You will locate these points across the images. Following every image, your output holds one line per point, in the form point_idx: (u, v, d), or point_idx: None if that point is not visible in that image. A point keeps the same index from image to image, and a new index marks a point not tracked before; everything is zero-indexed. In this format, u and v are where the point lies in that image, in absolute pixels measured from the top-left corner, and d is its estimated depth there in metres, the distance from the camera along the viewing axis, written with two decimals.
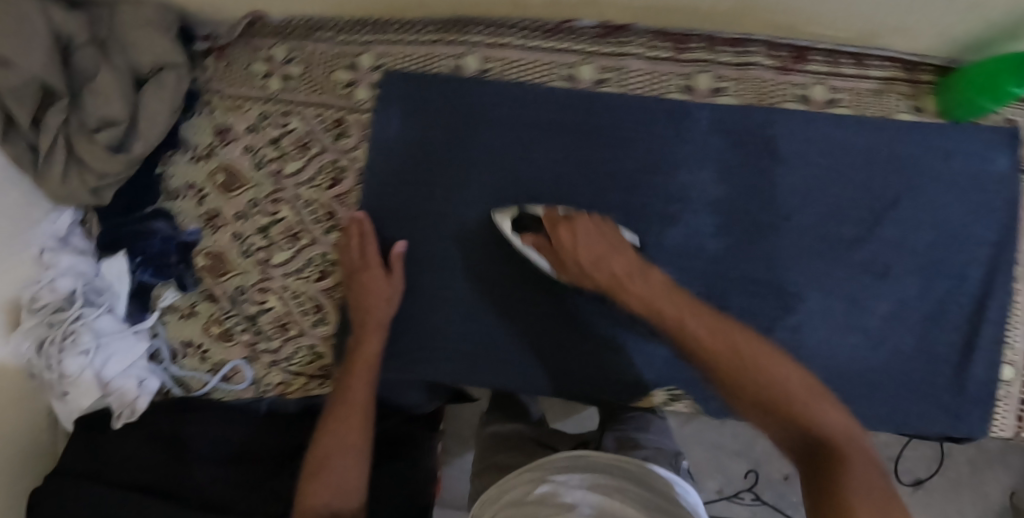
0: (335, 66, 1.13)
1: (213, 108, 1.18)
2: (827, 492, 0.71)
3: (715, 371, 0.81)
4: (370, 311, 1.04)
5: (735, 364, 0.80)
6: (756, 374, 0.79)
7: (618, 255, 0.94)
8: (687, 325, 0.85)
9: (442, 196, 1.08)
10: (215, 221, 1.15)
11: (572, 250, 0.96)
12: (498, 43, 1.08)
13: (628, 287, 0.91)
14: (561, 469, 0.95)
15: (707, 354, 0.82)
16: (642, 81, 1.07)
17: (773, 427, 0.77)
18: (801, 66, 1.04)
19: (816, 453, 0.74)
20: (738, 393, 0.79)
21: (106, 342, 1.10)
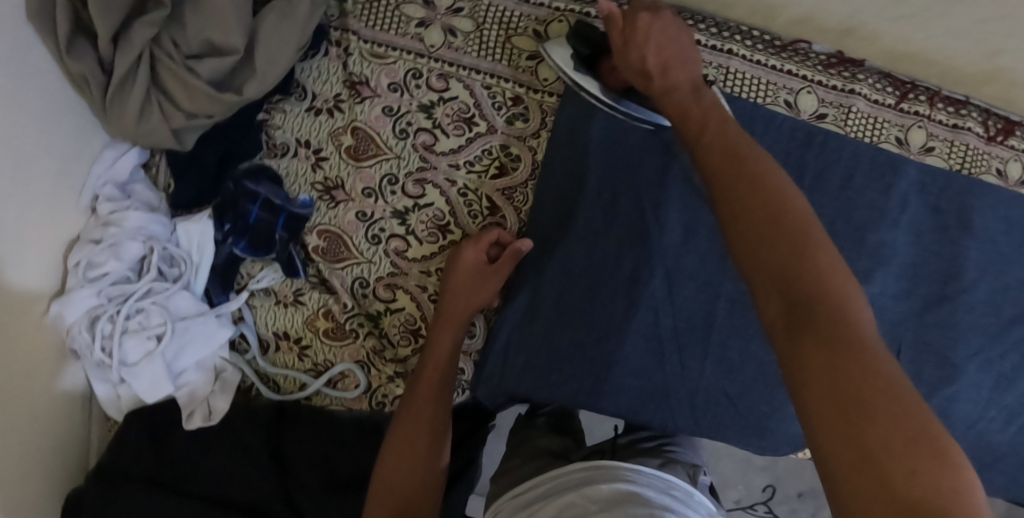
0: (513, 31, 0.91)
1: (346, 50, 0.93)
2: (825, 386, 0.49)
3: (742, 235, 0.59)
4: (461, 293, 0.88)
5: (737, 188, 0.61)
6: (768, 232, 0.57)
7: (686, 66, 0.75)
8: (713, 160, 0.65)
9: (633, 216, 0.91)
10: (335, 194, 0.93)
11: (642, 40, 0.74)
12: (719, 48, 0.92)
13: (675, 94, 0.72)
14: (581, 483, 0.73)
15: (728, 188, 0.61)
16: (862, 126, 0.95)
17: (784, 291, 0.55)
18: (1004, 140, 0.96)
19: (812, 318, 0.52)
20: (761, 243, 0.57)
21: (182, 327, 0.91)
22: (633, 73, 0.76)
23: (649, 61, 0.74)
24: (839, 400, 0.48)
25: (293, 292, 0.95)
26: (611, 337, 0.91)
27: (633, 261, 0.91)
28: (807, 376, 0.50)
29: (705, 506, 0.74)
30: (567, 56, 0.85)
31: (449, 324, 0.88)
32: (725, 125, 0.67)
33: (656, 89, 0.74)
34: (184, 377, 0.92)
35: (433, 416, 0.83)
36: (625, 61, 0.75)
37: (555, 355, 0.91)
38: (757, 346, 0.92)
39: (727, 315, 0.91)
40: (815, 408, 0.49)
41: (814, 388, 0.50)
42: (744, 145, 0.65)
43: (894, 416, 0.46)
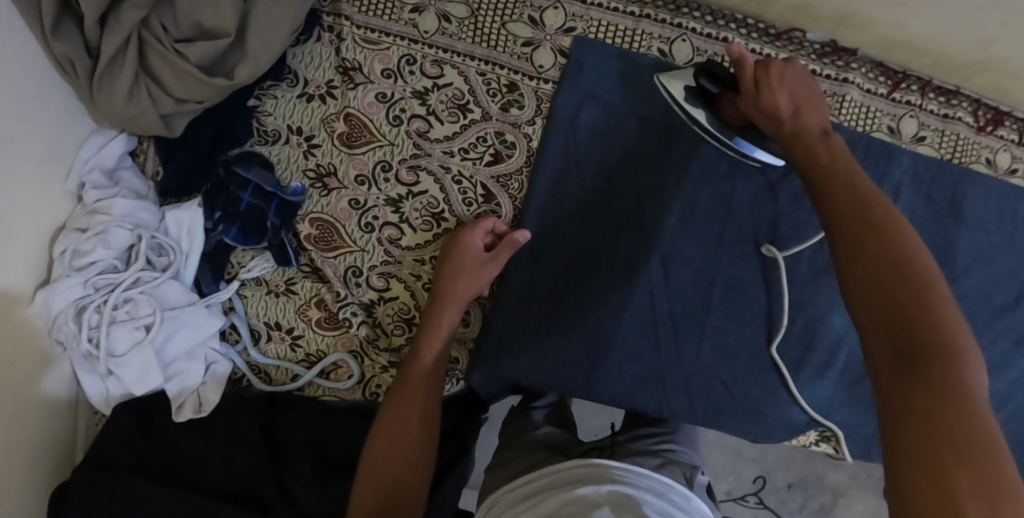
0: (509, 17, 0.91)
1: (338, 36, 0.92)
2: (925, 441, 0.49)
3: (866, 282, 0.58)
4: (457, 278, 0.87)
5: (863, 236, 0.60)
6: (898, 282, 0.57)
7: (818, 109, 0.75)
8: (835, 205, 0.64)
9: (629, 201, 0.91)
10: (327, 182, 0.92)
11: (771, 83, 0.75)
12: (715, 36, 0.92)
13: (805, 138, 0.71)
14: (579, 484, 0.71)
15: (850, 236, 0.61)
16: (856, 115, 0.95)
17: (896, 338, 0.54)
18: (993, 131, 0.97)
19: (921, 371, 0.52)
20: (885, 291, 0.57)
21: (171, 317, 0.89)
22: (765, 116, 0.75)
23: (785, 107, 0.74)
24: (930, 445, 0.49)
25: (285, 282, 0.94)
26: (608, 323, 0.91)
27: (629, 246, 0.91)
28: (906, 427, 0.51)
29: (702, 511, 0.74)
30: (684, 88, 0.86)
31: (442, 312, 0.86)
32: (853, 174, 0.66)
33: (786, 131, 0.73)
34: (173, 367, 0.90)
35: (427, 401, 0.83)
36: (754, 102, 0.75)
37: (551, 342, 0.91)
38: (752, 331, 0.92)
39: (724, 301, 0.91)
40: (906, 457, 0.49)
41: (907, 438, 0.50)
42: (870, 192, 0.64)
43: (967, 462, 0.48)
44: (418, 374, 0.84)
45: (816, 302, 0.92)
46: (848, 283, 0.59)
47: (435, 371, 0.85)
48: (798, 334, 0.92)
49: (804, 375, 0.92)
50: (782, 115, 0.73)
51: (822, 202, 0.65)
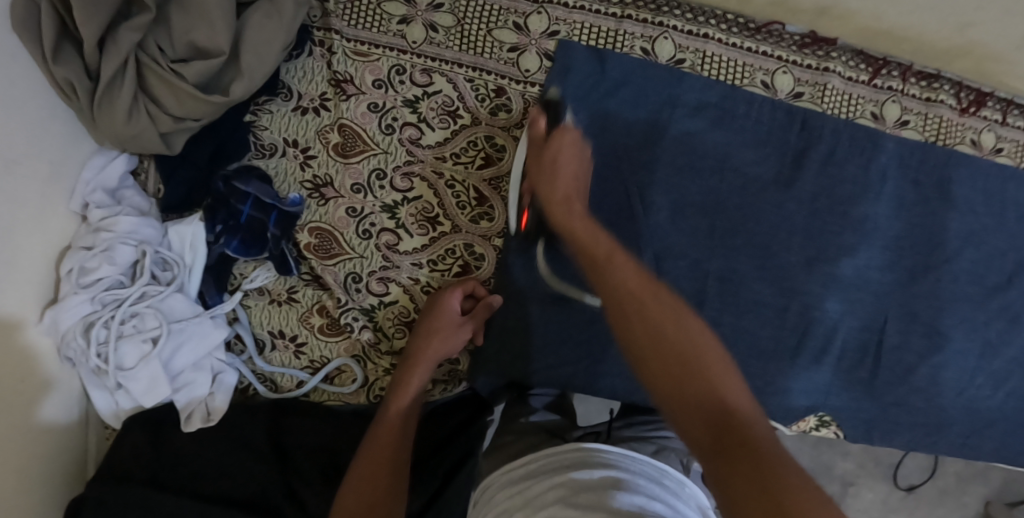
0: (494, 24, 0.94)
1: (329, 50, 0.95)
2: (707, 434, 0.56)
3: (645, 349, 0.62)
4: (432, 338, 0.88)
5: (615, 279, 0.67)
6: (634, 299, 0.65)
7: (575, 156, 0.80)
8: (585, 234, 0.73)
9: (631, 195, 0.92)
10: (324, 191, 0.94)
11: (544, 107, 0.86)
12: (696, 33, 0.94)
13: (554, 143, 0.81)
14: (575, 464, 0.73)
15: (596, 265, 0.70)
16: (838, 103, 0.97)
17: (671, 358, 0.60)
18: (977, 112, 0.98)
19: (705, 412, 0.56)
20: (659, 352, 0.61)
21: (177, 329, 0.91)
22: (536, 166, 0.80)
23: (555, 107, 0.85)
24: (718, 438, 0.55)
25: (287, 291, 0.95)
26: (606, 319, 0.93)
27: (623, 241, 0.92)
28: (692, 432, 0.57)
29: (696, 499, 0.74)
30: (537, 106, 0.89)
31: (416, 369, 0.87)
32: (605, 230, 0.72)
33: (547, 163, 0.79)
34: (181, 379, 0.91)
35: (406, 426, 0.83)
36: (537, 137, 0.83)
37: (550, 337, 0.93)
38: (750, 325, 0.95)
39: (717, 293, 0.94)
40: (718, 471, 0.54)
41: (699, 441, 0.56)
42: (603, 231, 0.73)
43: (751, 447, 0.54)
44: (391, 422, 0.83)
45: (809, 290, 0.96)
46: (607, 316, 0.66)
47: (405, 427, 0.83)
48: (794, 319, 0.95)
49: (801, 362, 0.96)
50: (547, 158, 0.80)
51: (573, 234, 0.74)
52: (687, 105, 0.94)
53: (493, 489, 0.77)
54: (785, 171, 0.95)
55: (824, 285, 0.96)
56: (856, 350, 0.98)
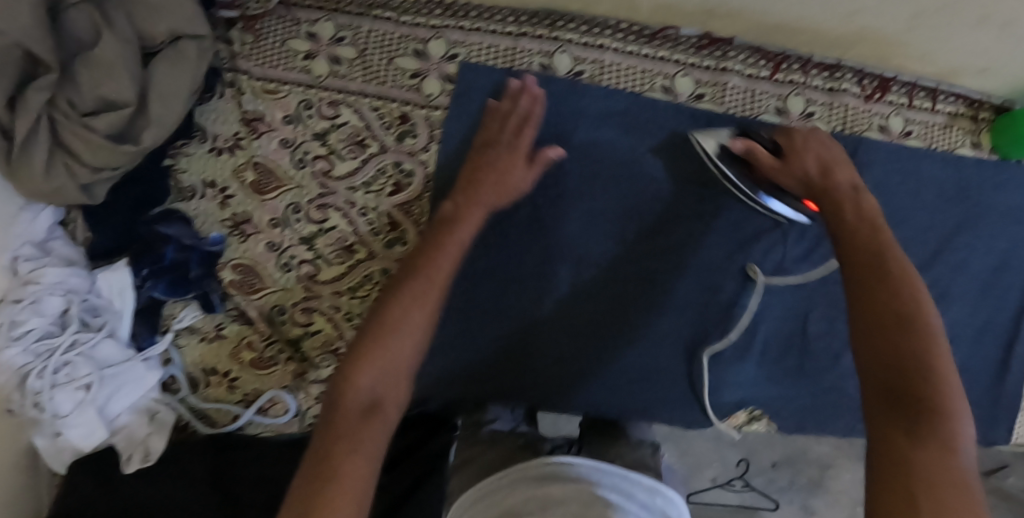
0: (395, 53, 0.96)
1: (239, 91, 0.97)
2: (891, 462, 0.58)
3: (868, 327, 0.65)
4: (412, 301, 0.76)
5: (874, 283, 0.67)
6: (881, 300, 0.66)
7: (847, 167, 0.82)
8: (846, 219, 0.75)
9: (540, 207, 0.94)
10: (244, 228, 0.96)
11: (801, 152, 0.84)
12: (591, 44, 0.96)
13: (835, 198, 0.78)
14: (553, 479, 0.71)
15: (864, 259, 0.70)
16: (739, 101, 0.98)
17: (887, 378, 0.62)
18: (881, 97, 0.99)
19: (911, 407, 0.60)
20: (885, 339, 0.64)
21: (111, 374, 0.92)
22: (795, 179, 0.83)
23: (811, 167, 0.82)
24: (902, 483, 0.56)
25: (215, 328, 0.97)
26: (526, 329, 0.95)
27: (536, 253, 0.95)
28: (896, 455, 0.58)
29: (671, 502, 0.73)
30: (716, 145, 0.91)
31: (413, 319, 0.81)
32: (880, 227, 0.73)
33: (819, 187, 0.80)
34: (121, 420, 0.94)
35: (395, 399, 0.72)
36: (789, 167, 0.84)
37: (475, 351, 0.95)
38: (674, 327, 0.96)
39: (635, 297, 0.95)
40: (877, 487, 0.57)
41: (890, 465, 0.58)
42: (882, 235, 0.72)
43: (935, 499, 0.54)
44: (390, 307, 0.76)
45: (728, 286, 0.96)
46: (850, 304, 0.68)
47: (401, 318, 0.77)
48: (715, 317, 0.96)
49: (728, 357, 0.97)
50: (813, 173, 0.82)
51: (836, 216, 0.76)
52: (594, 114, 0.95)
53: (468, 495, 0.74)
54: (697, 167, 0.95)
55: (743, 281, 0.96)
56: (782, 342, 0.98)
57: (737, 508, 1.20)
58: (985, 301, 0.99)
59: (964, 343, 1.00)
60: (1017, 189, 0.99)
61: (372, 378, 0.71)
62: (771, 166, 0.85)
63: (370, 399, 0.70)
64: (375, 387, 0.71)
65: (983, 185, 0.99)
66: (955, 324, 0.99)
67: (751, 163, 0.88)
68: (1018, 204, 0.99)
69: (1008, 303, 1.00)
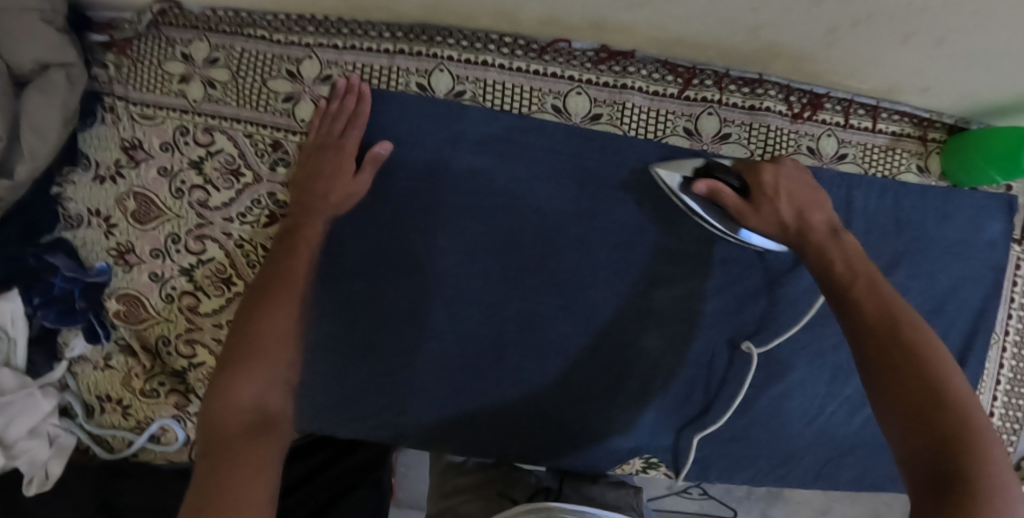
0: (268, 74, 0.91)
1: (118, 117, 0.94)
2: None
3: (901, 399, 0.65)
4: (274, 310, 0.80)
5: (882, 339, 0.68)
6: (896, 352, 0.67)
7: (820, 209, 0.80)
8: (844, 274, 0.74)
9: (417, 242, 0.89)
10: (128, 258, 0.95)
11: (775, 193, 0.80)
12: (473, 61, 0.88)
13: (813, 240, 0.78)
14: None
15: (868, 318, 0.70)
16: (641, 122, 0.89)
17: (921, 440, 0.62)
18: (811, 116, 0.88)
19: (952, 481, 0.60)
20: (919, 407, 0.64)
21: (4, 402, 0.92)
22: (768, 222, 0.80)
23: (787, 214, 0.80)
24: None
25: (104, 357, 0.97)
26: (403, 370, 0.91)
27: (413, 290, 0.90)
28: None
29: None
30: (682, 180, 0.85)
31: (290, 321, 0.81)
32: (877, 280, 0.73)
33: (796, 238, 0.80)
34: (17, 447, 0.94)
35: (283, 411, 0.75)
36: (761, 215, 0.80)
37: (352, 390, 0.92)
38: (563, 369, 0.91)
39: (517, 336, 0.91)
40: None
41: None
42: (889, 290, 0.72)
43: None
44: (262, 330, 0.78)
45: (620, 326, 0.90)
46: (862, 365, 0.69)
47: (267, 346, 0.77)
48: (606, 358, 0.91)
49: (621, 401, 0.92)
50: (789, 219, 0.80)
51: (829, 267, 0.76)
52: (473, 139, 0.88)
53: None
54: (585, 202, 0.89)
55: (639, 322, 0.90)
56: (682, 387, 0.92)
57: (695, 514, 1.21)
58: None
59: None
60: (951, 222, 0.89)
61: (255, 391, 0.74)
62: (741, 212, 0.81)
63: (259, 414, 0.73)
64: (259, 399, 0.74)
65: (927, 218, 0.89)
66: None
67: (715, 201, 0.83)
68: (959, 238, 0.90)
69: (943, 346, 0.92)
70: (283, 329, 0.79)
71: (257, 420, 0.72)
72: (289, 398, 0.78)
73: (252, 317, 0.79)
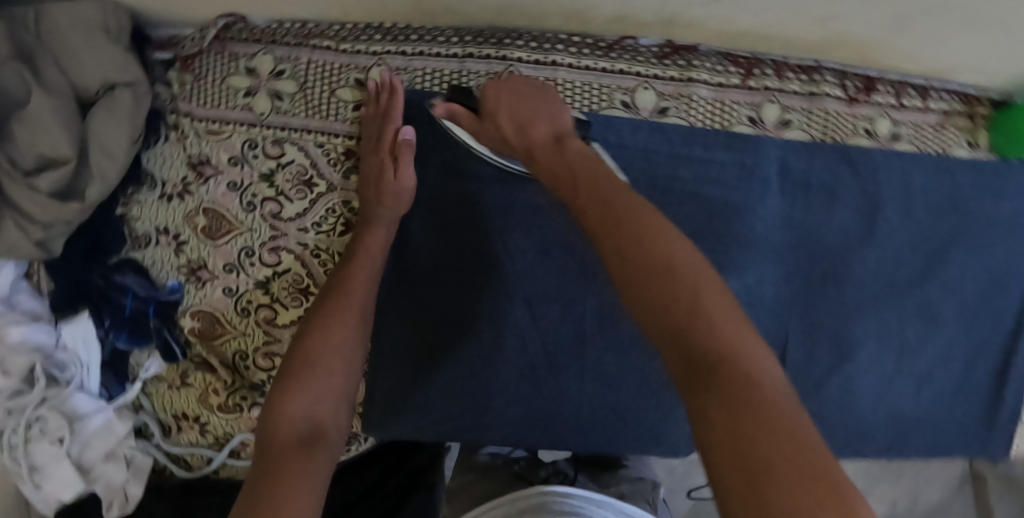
0: (336, 83, 0.92)
1: (184, 134, 0.94)
2: (730, 431, 0.48)
3: (643, 296, 0.58)
4: (329, 326, 0.80)
5: (617, 231, 0.63)
6: (637, 243, 0.61)
7: (545, 119, 0.81)
8: (575, 191, 0.70)
9: (497, 239, 0.90)
10: (200, 274, 0.94)
11: (492, 109, 0.83)
12: (543, 61, 0.90)
13: (536, 157, 0.78)
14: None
15: (600, 217, 0.65)
16: (707, 113, 0.91)
17: (674, 344, 0.55)
18: (868, 98, 0.91)
19: (705, 373, 0.52)
20: (654, 291, 0.58)
21: (81, 427, 0.92)
22: (493, 139, 0.85)
23: (505, 126, 0.82)
24: (747, 453, 0.47)
25: (180, 376, 0.97)
26: (484, 372, 0.92)
27: (490, 293, 0.91)
28: (717, 443, 0.49)
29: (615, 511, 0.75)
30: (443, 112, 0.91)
31: (338, 327, 0.80)
32: (607, 171, 0.71)
33: (517, 147, 0.81)
34: (95, 470, 0.94)
35: (333, 422, 0.75)
36: (485, 129, 0.85)
37: (434, 393, 0.92)
38: (645, 362, 0.92)
39: (596, 330, 0.92)
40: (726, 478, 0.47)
41: (719, 444, 0.48)
42: (619, 186, 0.68)
43: (797, 454, 0.47)
44: (313, 347, 0.78)
45: None
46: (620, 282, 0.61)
47: (316, 357, 0.77)
48: None
49: None
50: (505, 130, 0.82)
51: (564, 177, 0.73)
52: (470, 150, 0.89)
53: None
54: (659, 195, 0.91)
55: None
56: None
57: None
58: (979, 321, 0.94)
59: (960, 360, 0.95)
60: (1013, 198, 0.92)
61: (308, 402, 0.74)
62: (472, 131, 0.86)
63: (310, 424, 0.72)
64: (311, 410, 0.73)
65: (982, 194, 0.91)
66: (947, 342, 0.94)
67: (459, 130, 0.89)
68: (1016, 212, 0.92)
69: (1006, 317, 0.95)
70: (338, 343, 0.79)
71: (308, 429, 0.71)
72: (343, 408, 0.77)
73: (308, 333, 0.80)
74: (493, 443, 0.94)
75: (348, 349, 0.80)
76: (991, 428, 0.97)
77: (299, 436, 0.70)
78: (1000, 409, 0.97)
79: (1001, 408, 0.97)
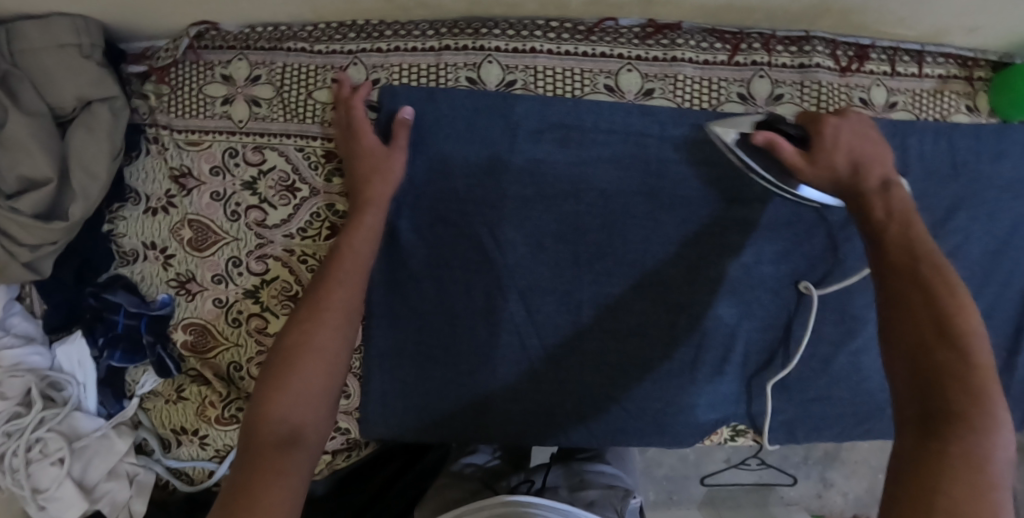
0: (312, 85, 0.90)
1: (164, 146, 0.93)
2: (919, 445, 0.56)
3: (898, 313, 0.62)
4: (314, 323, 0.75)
5: (901, 258, 0.65)
6: (916, 268, 0.63)
7: (880, 158, 0.73)
8: (868, 204, 0.70)
9: (484, 233, 0.88)
10: (189, 287, 0.94)
11: (829, 145, 0.73)
12: (521, 50, 0.88)
13: (867, 200, 0.70)
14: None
15: (878, 238, 0.67)
16: (694, 93, 0.88)
17: (916, 363, 0.60)
18: (859, 67, 0.88)
19: (936, 393, 0.58)
20: (932, 306, 0.61)
21: (81, 446, 0.92)
22: (823, 178, 0.73)
23: (842, 162, 0.72)
24: (935, 465, 0.55)
25: (176, 390, 0.96)
26: (481, 370, 0.90)
27: (482, 289, 0.89)
28: (906, 460, 0.57)
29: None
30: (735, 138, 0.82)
31: (321, 326, 0.75)
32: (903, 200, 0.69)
33: (845, 187, 0.72)
34: (97, 489, 0.93)
35: (312, 424, 0.71)
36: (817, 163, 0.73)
37: (429, 394, 0.91)
38: (642, 350, 0.91)
39: (593, 321, 0.90)
40: (903, 487, 0.55)
41: (917, 455, 0.56)
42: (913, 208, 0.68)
43: (968, 472, 0.54)
44: (299, 347, 0.74)
45: (694, 300, 0.90)
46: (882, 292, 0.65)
47: (299, 355, 0.73)
48: (683, 335, 0.90)
49: (700, 376, 0.91)
50: (841, 169, 0.72)
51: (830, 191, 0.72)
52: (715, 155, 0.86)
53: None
54: (649, 179, 0.88)
55: (711, 292, 0.90)
56: (760, 354, 0.92)
57: (753, 485, 1.28)
58: (987, 289, 0.91)
59: None
60: (1017, 159, 0.88)
61: (288, 405, 0.70)
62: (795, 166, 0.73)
63: (287, 431, 0.69)
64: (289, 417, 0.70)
65: (982, 156, 0.88)
66: None
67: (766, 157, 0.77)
68: (1017, 174, 0.89)
69: (1016, 284, 0.91)
70: (321, 344, 0.74)
71: (284, 436, 0.68)
72: (324, 411, 0.72)
73: (304, 326, 0.75)
74: (493, 441, 0.93)
75: (333, 350, 0.74)
76: (1003, 398, 0.95)
77: (273, 444, 0.67)
78: (1011, 379, 0.94)
79: (1012, 377, 0.94)
